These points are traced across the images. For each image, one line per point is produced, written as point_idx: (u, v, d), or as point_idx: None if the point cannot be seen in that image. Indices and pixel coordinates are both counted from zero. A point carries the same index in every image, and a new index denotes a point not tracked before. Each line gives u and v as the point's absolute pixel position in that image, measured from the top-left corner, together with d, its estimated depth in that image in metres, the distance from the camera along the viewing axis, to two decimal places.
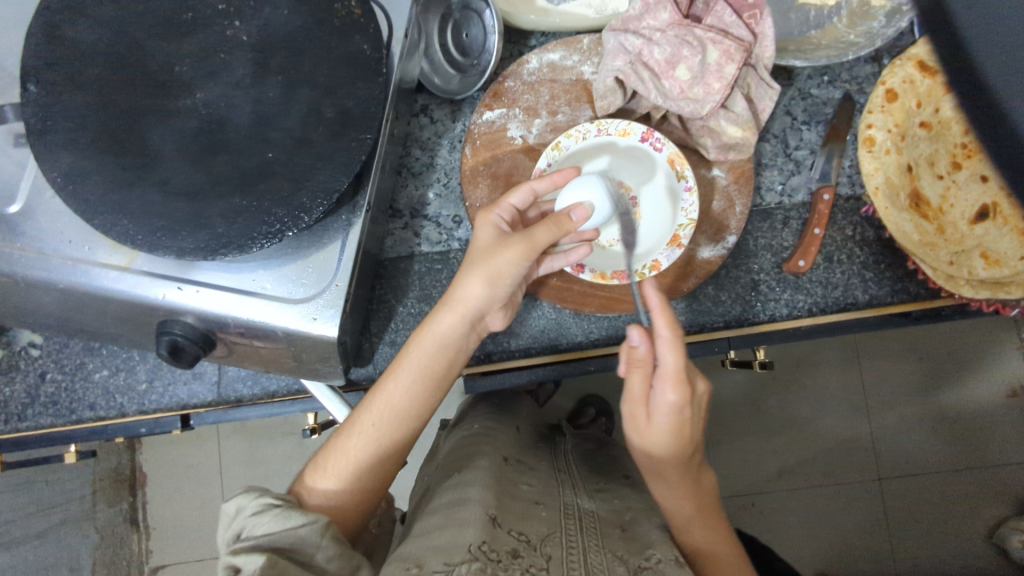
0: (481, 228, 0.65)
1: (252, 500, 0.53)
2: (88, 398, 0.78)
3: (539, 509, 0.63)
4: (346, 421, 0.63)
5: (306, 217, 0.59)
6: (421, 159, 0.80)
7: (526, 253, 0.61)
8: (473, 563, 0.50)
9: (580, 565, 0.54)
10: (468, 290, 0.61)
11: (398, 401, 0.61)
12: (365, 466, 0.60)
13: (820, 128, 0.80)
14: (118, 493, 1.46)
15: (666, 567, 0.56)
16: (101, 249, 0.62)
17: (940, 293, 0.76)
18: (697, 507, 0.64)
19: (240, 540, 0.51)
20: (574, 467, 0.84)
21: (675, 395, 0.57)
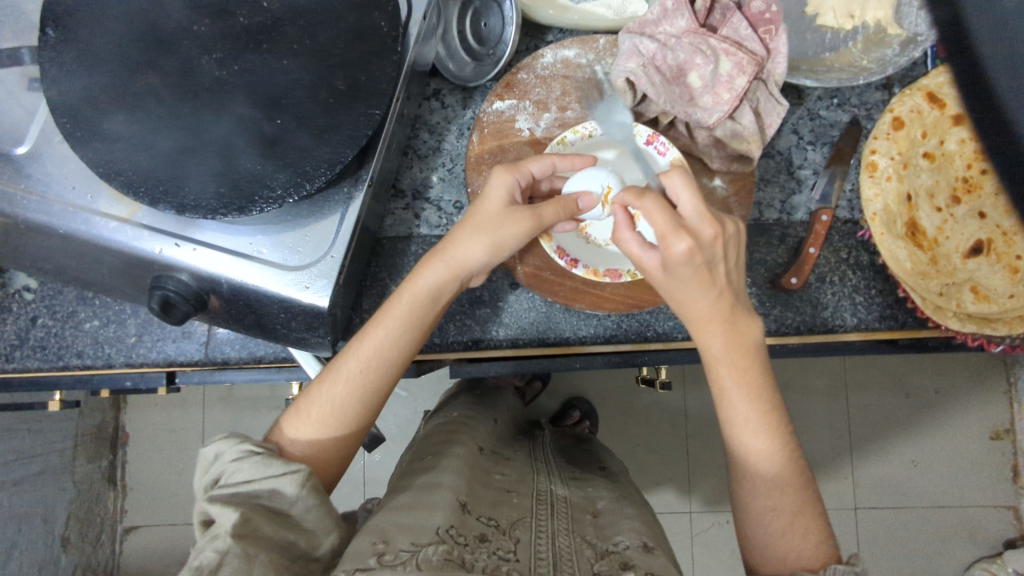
0: (493, 189, 0.64)
1: (233, 445, 0.55)
2: (76, 346, 0.78)
3: (511, 497, 0.63)
4: (329, 365, 0.63)
5: (309, 186, 0.60)
6: (428, 142, 0.81)
7: (532, 229, 0.63)
8: (440, 544, 0.50)
9: (546, 546, 0.54)
10: (469, 251, 0.63)
11: (387, 350, 0.61)
12: (349, 414, 0.60)
13: (825, 149, 0.80)
14: (100, 449, 1.47)
15: (633, 552, 0.56)
16: (104, 199, 0.63)
17: (928, 323, 0.77)
18: (761, 458, 0.61)
19: (217, 486, 0.52)
20: (550, 457, 0.85)
21: (679, 246, 0.54)
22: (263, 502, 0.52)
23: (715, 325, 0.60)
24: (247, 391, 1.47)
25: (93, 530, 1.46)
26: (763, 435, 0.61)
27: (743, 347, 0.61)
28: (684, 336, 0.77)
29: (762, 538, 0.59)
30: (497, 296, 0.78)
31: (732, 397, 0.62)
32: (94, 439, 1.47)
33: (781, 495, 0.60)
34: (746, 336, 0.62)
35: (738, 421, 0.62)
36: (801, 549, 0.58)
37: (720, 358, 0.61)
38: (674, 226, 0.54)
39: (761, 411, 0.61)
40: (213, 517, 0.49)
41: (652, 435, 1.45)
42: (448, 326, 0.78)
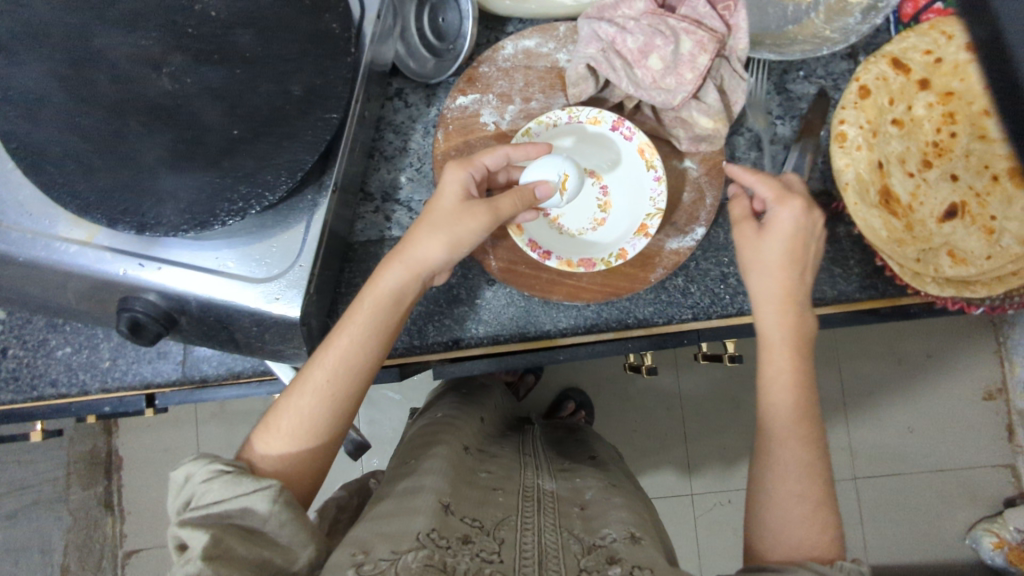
0: (447, 186, 0.64)
1: (203, 465, 0.54)
2: (50, 375, 0.77)
3: (496, 495, 0.63)
4: (296, 377, 0.61)
5: (270, 196, 0.59)
6: (394, 143, 0.80)
7: (489, 222, 0.63)
8: (421, 550, 0.49)
9: (532, 544, 0.54)
10: (429, 250, 0.62)
11: (352, 355, 0.60)
12: (319, 424, 0.59)
13: (794, 122, 0.80)
14: (93, 475, 1.46)
15: (619, 545, 0.55)
16: (63, 223, 0.61)
17: (908, 291, 0.77)
18: (792, 451, 0.60)
19: (189, 509, 0.52)
20: (540, 451, 0.84)
21: (787, 211, 0.63)
22: (236, 522, 0.51)
23: (782, 304, 0.64)
24: (238, 406, 1.46)
25: (93, 556, 1.45)
26: (795, 424, 0.61)
27: (799, 336, 0.64)
28: (665, 321, 0.76)
29: (780, 527, 0.58)
30: (474, 293, 0.77)
31: (777, 381, 0.63)
32: (86, 465, 1.45)
33: (810, 486, 0.59)
34: (802, 328, 0.64)
35: (774, 407, 0.62)
36: (817, 540, 0.57)
37: (775, 335, 0.64)
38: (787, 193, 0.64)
39: (800, 400, 0.62)
40: (184, 540, 0.49)
41: (647, 421, 1.45)
42: (426, 327, 0.77)
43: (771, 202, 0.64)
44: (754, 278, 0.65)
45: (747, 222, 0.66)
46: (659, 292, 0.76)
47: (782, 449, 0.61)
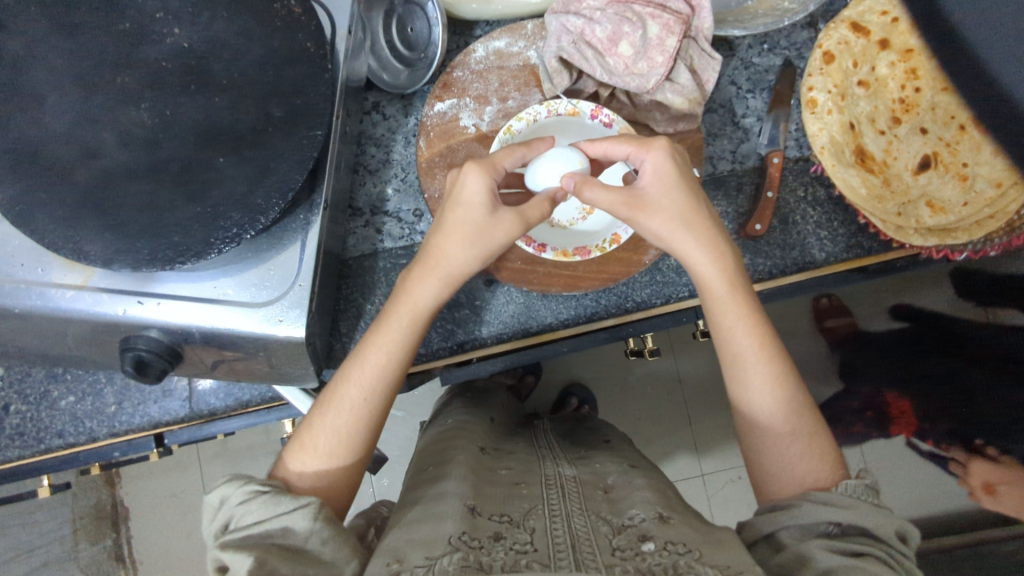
0: (471, 189, 0.62)
1: (238, 487, 0.54)
2: (55, 426, 0.76)
3: (520, 489, 0.63)
4: (326, 394, 0.61)
5: (263, 219, 0.59)
6: (377, 156, 0.80)
7: (519, 231, 0.63)
8: (454, 553, 0.50)
9: (562, 529, 0.54)
10: (456, 259, 0.62)
11: (385, 368, 0.61)
12: (357, 442, 0.60)
13: (765, 94, 0.82)
14: (102, 528, 1.44)
15: (649, 524, 0.55)
16: (56, 269, 0.61)
17: (892, 245, 0.79)
18: (769, 387, 0.58)
19: (228, 531, 0.52)
20: (556, 443, 0.85)
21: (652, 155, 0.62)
22: (278, 540, 0.51)
23: (713, 245, 0.61)
24: (242, 440, 1.44)
25: None
26: (770, 361, 0.58)
27: (736, 274, 0.61)
28: (663, 301, 0.78)
29: (780, 468, 0.56)
30: (473, 296, 0.77)
31: (734, 330, 0.59)
32: (93, 519, 1.43)
33: (798, 418, 0.57)
34: (736, 263, 0.62)
35: (743, 353, 0.59)
36: (818, 470, 0.55)
37: (709, 286, 0.61)
38: (645, 143, 0.63)
39: (766, 336, 0.59)
40: (227, 560, 0.49)
41: (652, 406, 1.46)
42: (429, 335, 0.78)
43: (636, 154, 0.63)
44: (671, 234, 0.61)
45: (625, 189, 0.61)
46: (654, 273, 0.78)
47: (759, 393, 0.58)
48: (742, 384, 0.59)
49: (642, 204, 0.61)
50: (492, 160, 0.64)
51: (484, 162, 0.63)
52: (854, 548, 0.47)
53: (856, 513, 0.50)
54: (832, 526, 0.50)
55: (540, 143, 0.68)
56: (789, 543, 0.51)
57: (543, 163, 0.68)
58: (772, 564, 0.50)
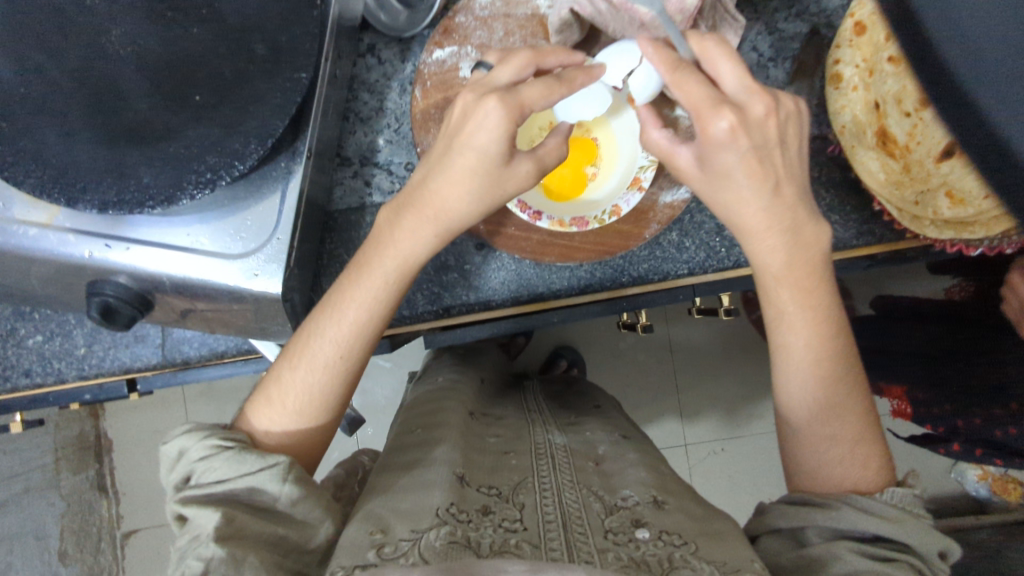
0: (480, 139, 0.52)
1: (198, 441, 0.52)
2: (23, 365, 0.73)
3: (509, 459, 0.61)
4: (295, 346, 0.58)
5: (240, 165, 0.55)
6: (369, 103, 0.75)
7: (534, 178, 0.57)
8: (441, 528, 0.48)
9: (553, 506, 0.52)
10: (462, 214, 0.57)
11: (365, 326, 0.58)
12: (331, 401, 0.57)
13: (787, 64, 0.77)
14: (84, 459, 1.43)
15: (644, 508, 0.53)
16: (18, 204, 0.57)
17: (906, 235, 0.75)
18: (817, 387, 0.54)
19: (192, 484, 0.50)
20: (544, 407, 0.83)
21: (724, 120, 0.47)
22: (244, 501, 0.50)
23: (786, 231, 0.52)
24: (226, 382, 1.42)
25: (91, 539, 1.43)
26: (815, 364, 0.54)
27: (806, 264, 0.53)
28: (661, 277, 0.75)
29: (814, 468, 0.54)
30: (462, 260, 0.74)
31: (791, 321, 0.54)
32: (75, 449, 1.43)
33: (841, 424, 0.53)
34: (812, 246, 0.53)
35: (792, 347, 0.54)
36: (859, 475, 0.52)
37: (769, 276, 0.54)
38: (717, 101, 0.48)
39: (824, 333, 0.54)
40: (190, 517, 0.48)
41: (641, 374, 1.45)
42: (415, 297, 0.75)
43: (698, 118, 0.48)
44: (730, 214, 0.53)
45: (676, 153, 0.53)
46: (654, 248, 0.74)
47: (798, 390, 0.54)
48: (780, 372, 0.55)
49: (705, 175, 0.52)
50: (521, 101, 0.51)
51: (512, 103, 0.51)
52: (886, 552, 0.46)
53: (901, 527, 0.47)
54: (866, 533, 0.48)
55: (599, 75, 0.57)
56: (816, 541, 0.49)
57: (581, 100, 0.64)
58: (789, 558, 0.49)
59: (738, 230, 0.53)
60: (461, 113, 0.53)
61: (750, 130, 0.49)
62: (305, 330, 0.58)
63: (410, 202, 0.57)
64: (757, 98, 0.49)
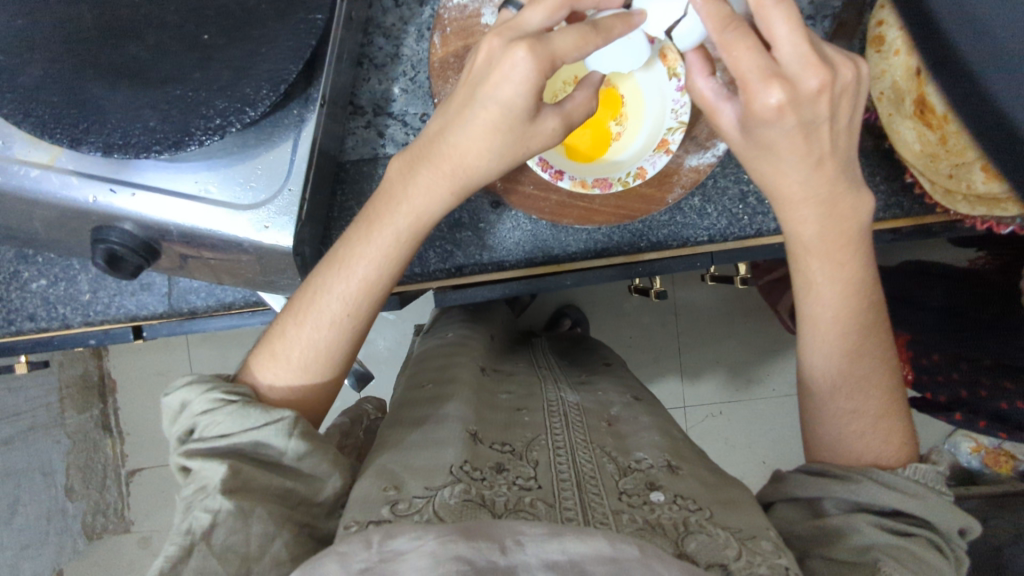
0: (508, 93, 0.49)
1: (201, 394, 0.51)
2: (27, 309, 0.72)
3: (522, 415, 0.61)
4: (301, 301, 0.56)
5: (251, 112, 0.52)
6: (384, 48, 0.71)
7: (560, 132, 0.54)
8: (456, 486, 0.47)
9: (567, 464, 0.51)
10: (481, 170, 0.54)
11: (374, 282, 0.56)
12: (338, 357, 0.56)
13: (827, 23, 0.73)
14: (88, 398, 1.44)
15: (658, 471, 0.52)
16: (19, 143, 0.55)
17: (935, 209, 0.73)
18: (845, 362, 0.53)
19: (196, 437, 0.50)
20: (554, 364, 0.83)
21: (775, 95, 0.42)
22: (248, 457, 0.49)
23: (826, 202, 0.49)
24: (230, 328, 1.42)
25: (96, 476, 1.44)
26: (842, 338, 0.52)
27: (843, 235, 0.51)
28: (679, 243, 0.73)
29: (833, 442, 0.53)
30: (476, 217, 0.72)
31: (821, 293, 0.52)
32: (80, 388, 1.43)
33: (865, 400, 0.52)
34: (852, 217, 0.51)
35: (810, 318, 0.54)
36: (881, 450, 0.52)
37: (798, 246, 0.52)
38: (771, 70, 0.42)
39: (854, 305, 0.52)
40: (195, 470, 0.48)
41: (647, 336, 1.45)
42: (427, 254, 0.73)
43: (745, 88, 0.43)
44: (770, 181, 0.50)
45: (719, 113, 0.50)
46: (675, 213, 0.72)
47: (825, 364, 0.53)
48: (805, 345, 0.54)
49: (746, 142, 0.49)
50: (553, 52, 0.47)
51: (544, 54, 0.47)
52: (905, 527, 0.46)
53: (924, 505, 0.47)
54: (885, 507, 0.48)
55: (637, 24, 0.52)
56: (834, 513, 0.49)
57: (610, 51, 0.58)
58: (804, 528, 0.49)
59: (775, 199, 0.51)
60: (484, 61, 0.50)
61: (799, 108, 0.44)
62: (312, 284, 0.57)
63: (426, 154, 0.55)
64: (818, 68, 0.42)
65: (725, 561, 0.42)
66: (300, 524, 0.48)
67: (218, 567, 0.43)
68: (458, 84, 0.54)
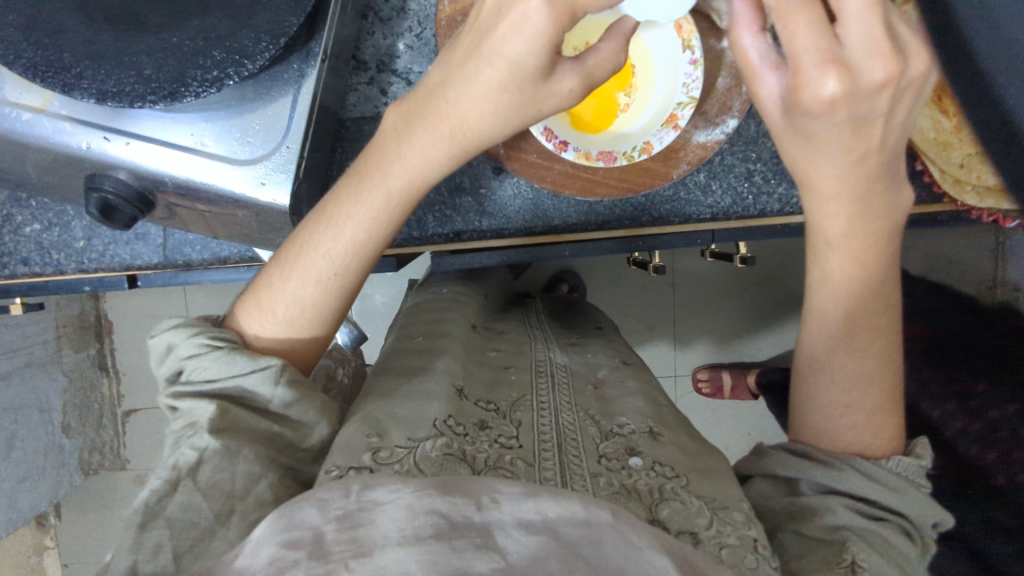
0: (513, 50, 0.47)
1: (186, 337, 0.50)
2: (20, 253, 0.72)
3: (510, 374, 0.61)
4: (289, 253, 0.55)
5: (250, 64, 0.50)
6: (390, 2, 0.69)
7: (580, 89, 0.52)
8: (438, 439, 0.47)
9: (550, 425, 0.52)
10: (487, 127, 0.53)
11: (364, 240, 0.55)
12: (325, 313, 0.56)
13: None
14: (83, 339, 1.44)
15: (639, 437, 0.53)
16: (10, 85, 0.53)
17: (941, 199, 0.73)
18: (849, 354, 0.53)
19: (184, 378, 0.49)
20: (547, 325, 0.83)
21: (834, 83, 0.38)
22: (234, 402, 0.49)
23: (855, 195, 0.47)
24: None
25: (92, 415, 1.45)
26: (846, 332, 0.53)
27: (870, 233, 0.50)
28: (681, 220, 0.72)
29: (824, 428, 0.53)
30: (477, 181, 0.71)
31: (834, 285, 0.52)
32: (75, 328, 1.42)
33: (863, 394, 0.52)
34: (882, 215, 0.49)
35: (818, 311, 0.54)
36: (870, 442, 0.52)
37: (818, 237, 0.52)
38: (832, 56, 0.38)
39: (865, 302, 0.52)
40: (184, 409, 0.48)
41: (644, 306, 1.45)
42: (426, 217, 0.73)
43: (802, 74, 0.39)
44: (803, 168, 0.47)
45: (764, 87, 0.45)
46: (680, 188, 0.71)
47: (828, 358, 0.53)
48: (807, 334, 0.55)
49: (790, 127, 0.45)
50: (573, 3, 0.45)
51: (562, 4, 0.45)
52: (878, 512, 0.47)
53: (902, 499, 0.48)
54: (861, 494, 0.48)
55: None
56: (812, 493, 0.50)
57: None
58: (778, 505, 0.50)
59: (807, 189, 0.49)
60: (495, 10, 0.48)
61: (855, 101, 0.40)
62: (301, 237, 0.56)
63: (425, 111, 0.53)
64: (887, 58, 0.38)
65: (694, 530, 0.43)
66: (289, 472, 0.49)
67: (203, 503, 0.44)
68: (464, 35, 0.52)
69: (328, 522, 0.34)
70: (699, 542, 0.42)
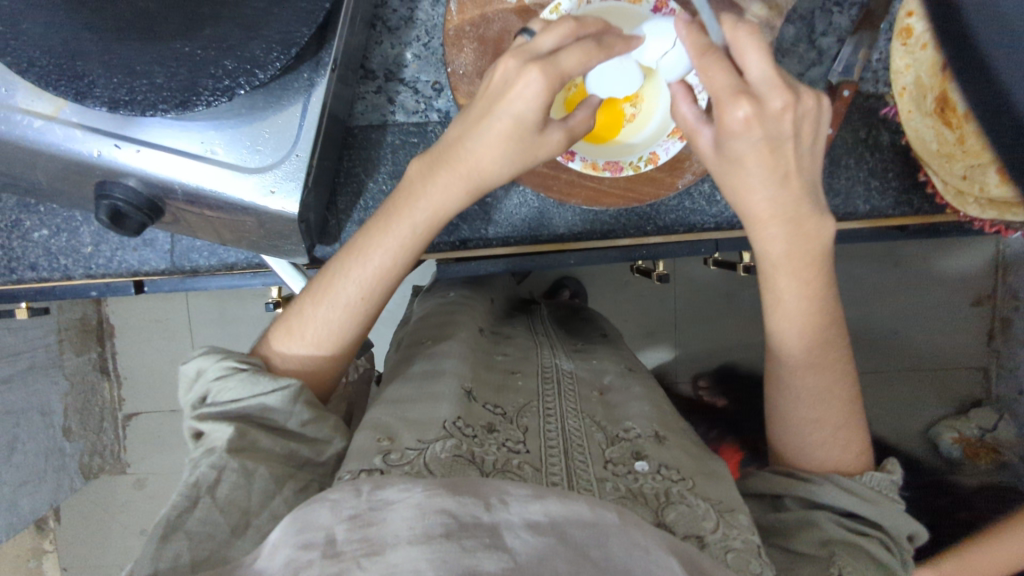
0: (525, 94, 0.48)
1: (216, 362, 0.52)
2: (28, 258, 0.72)
3: (517, 379, 0.61)
4: (320, 281, 0.56)
5: (261, 74, 0.51)
6: (398, 11, 0.69)
7: (566, 143, 0.54)
8: (447, 440, 0.47)
9: (556, 431, 0.52)
10: (494, 174, 0.53)
11: (388, 269, 0.55)
12: (349, 339, 0.56)
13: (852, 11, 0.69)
14: (85, 343, 1.43)
15: (645, 441, 0.53)
16: (22, 92, 0.54)
17: (943, 210, 0.73)
18: (809, 373, 0.52)
19: (208, 403, 0.50)
20: (552, 331, 0.84)
21: (742, 111, 0.43)
22: (254, 422, 0.49)
23: (794, 225, 0.48)
24: None
25: (94, 418, 1.45)
26: (808, 353, 0.52)
27: (808, 256, 0.50)
28: (686, 229, 0.73)
29: (801, 444, 0.53)
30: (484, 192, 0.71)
31: (786, 308, 0.51)
32: (78, 331, 1.41)
33: (829, 407, 0.52)
34: (824, 244, 0.50)
35: (775, 331, 0.53)
36: (842, 456, 0.52)
37: (763, 264, 0.51)
38: (736, 89, 0.44)
39: (818, 321, 0.51)
40: (205, 434, 0.48)
41: (646, 313, 1.45)
42: None
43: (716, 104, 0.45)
44: (743, 205, 0.49)
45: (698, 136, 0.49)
46: (684, 197, 0.71)
47: (793, 378, 0.53)
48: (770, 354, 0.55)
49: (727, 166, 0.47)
50: (561, 71, 0.47)
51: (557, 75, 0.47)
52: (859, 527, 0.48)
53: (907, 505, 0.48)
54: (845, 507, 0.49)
55: (634, 47, 0.53)
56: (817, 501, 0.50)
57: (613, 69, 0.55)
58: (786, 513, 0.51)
59: (744, 218, 0.50)
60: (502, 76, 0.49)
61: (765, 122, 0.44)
62: (333, 266, 0.57)
63: (445, 155, 0.54)
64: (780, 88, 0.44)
65: (700, 534, 0.44)
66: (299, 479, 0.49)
67: (219, 516, 0.44)
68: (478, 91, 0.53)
69: (340, 522, 0.34)
70: (705, 544, 0.43)
